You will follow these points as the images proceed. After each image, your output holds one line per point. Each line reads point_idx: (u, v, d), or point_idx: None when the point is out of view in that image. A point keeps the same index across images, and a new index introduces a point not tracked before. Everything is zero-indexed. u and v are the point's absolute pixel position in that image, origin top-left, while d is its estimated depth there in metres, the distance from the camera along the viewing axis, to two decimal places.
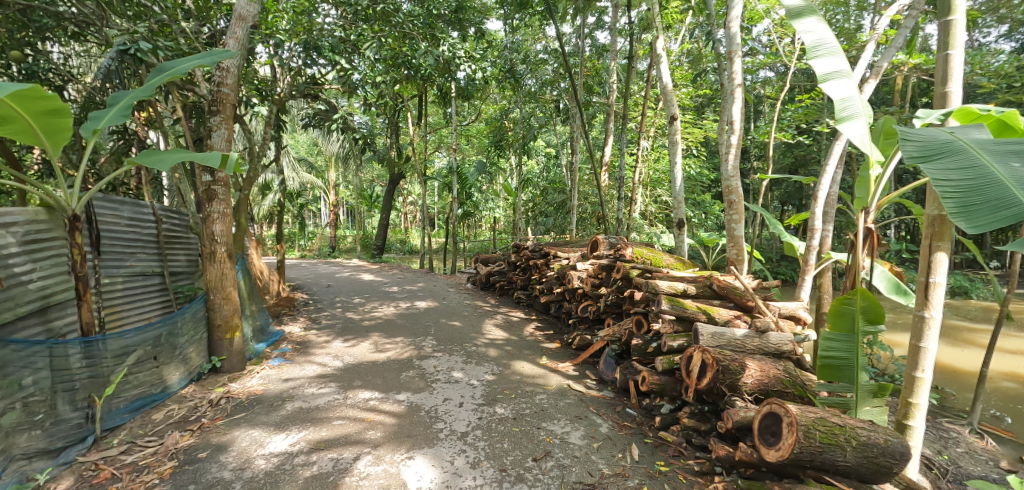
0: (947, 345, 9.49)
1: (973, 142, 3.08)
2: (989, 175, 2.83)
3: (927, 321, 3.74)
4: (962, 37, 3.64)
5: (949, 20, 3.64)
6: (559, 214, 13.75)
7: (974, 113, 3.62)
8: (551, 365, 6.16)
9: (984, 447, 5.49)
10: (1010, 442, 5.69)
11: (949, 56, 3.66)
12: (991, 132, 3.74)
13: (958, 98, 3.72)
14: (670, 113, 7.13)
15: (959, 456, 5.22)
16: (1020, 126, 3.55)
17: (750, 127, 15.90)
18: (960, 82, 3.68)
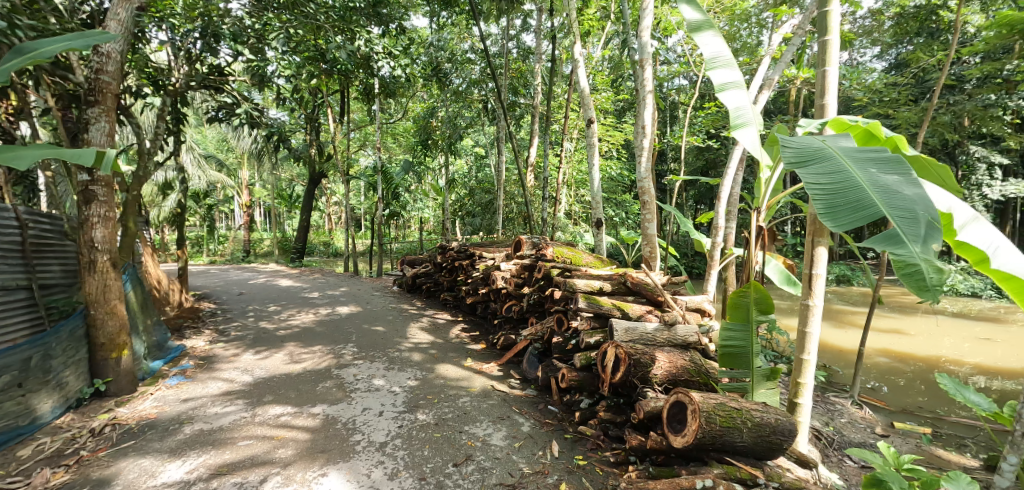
0: (834, 328, 10.55)
1: (840, 148, 3.46)
2: (853, 179, 3.19)
3: (811, 309, 4.14)
4: (837, 56, 4.06)
5: (826, 39, 4.06)
6: (486, 213, 13.79)
7: (846, 123, 4.11)
8: (475, 367, 6.18)
9: (863, 416, 6.16)
10: (883, 410, 6.44)
11: (826, 72, 4.09)
12: (859, 141, 4.21)
13: (834, 109, 4.15)
14: (588, 117, 7.35)
15: (842, 426, 5.82)
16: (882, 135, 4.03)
17: (666, 131, 16.76)
18: (835, 95, 4.11)
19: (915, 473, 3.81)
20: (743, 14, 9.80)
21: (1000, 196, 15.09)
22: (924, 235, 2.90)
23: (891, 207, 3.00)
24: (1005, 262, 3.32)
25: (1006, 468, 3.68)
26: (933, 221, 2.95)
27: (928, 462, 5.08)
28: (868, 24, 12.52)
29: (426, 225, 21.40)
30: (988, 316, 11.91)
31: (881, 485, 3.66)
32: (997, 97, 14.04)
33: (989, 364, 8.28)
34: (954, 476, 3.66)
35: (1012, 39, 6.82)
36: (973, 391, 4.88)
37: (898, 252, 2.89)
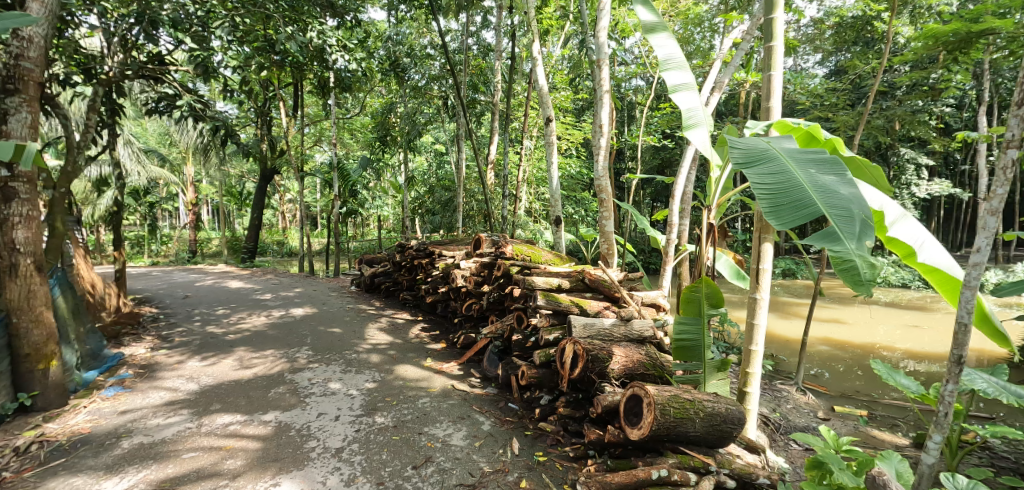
0: (781, 320, 11.03)
1: (784, 150, 3.61)
2: (795, 179, 3.34)
3: (758, 302, 4.31)
4: (781, 61, 4.24)
5: (771, 45, 4.23)
6: (446, 211, 13.67)
7: (789, 125, 4.30)
8: (435, 367, 6.12)
9: (806, 402, 6.47)
10: (825, 396, 6.79)
11: (771, 76, 4.26)
12: (801, 142, 4.40)
13: (778, 112, 4.33)
14: (547, 115, 7.37)
15: (788, 412, 6.10)
16: (821, 137, 4.23)
17: (624, 130, 17.08)
18: (779, 98, 4.29)
19: (853, 454, 3.95)
20: (696, 18, 10.09)
21: (928, 194, 16.16)
22: (859, 232, 3.05)
23: (830, 206, 3.14)
24: (929, 255, 3.59)
25: (931, 446, 3.83)
26: (867, 219, 3.11)
27: (864, 442, 5.40)
28: (810, 32, 13.13)
29: (384, 223, 21.04)
30: (918, 305, 12.75)
31: (822, 468, 3.71)
32: (925, 102, 15.01)
33: (918, 349, 8.86)
34: (887, 457, 3.92)
35: (936, 50, 7.31)
36: (902, 376, 5.17)
37: (835, 249, 3.04)
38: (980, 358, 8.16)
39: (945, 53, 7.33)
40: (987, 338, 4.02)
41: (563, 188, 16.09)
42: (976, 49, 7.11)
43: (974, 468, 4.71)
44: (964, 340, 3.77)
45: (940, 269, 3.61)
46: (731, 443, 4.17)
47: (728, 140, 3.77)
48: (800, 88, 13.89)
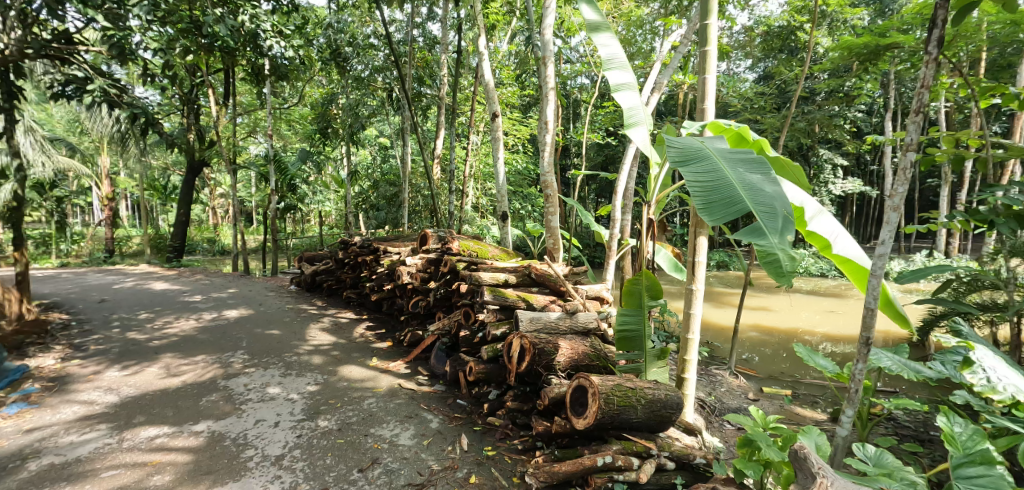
0: (716, 309, 11.57)
1: (716, 150, 3.77)
2: (726, 177, 3.48)
3: (694, 293, 4.48)
4: (715, 65, 4.43)
5: (705, 50, 4.41)
6: (392, 207, 13.38)
7: (722, 126, 4.49)
8: (381, 366, 5.98)
9: (739, 384, 6.83)
10: (755, 378, 7.18)
11: (705, 79, 4.44)
12: (733, 143, 4.61)
13: (712, 113, 4.52)
14: (493, 110, 7.32)
15: (722, 395, 6.42)
16: (751, 138, 4.43)
17: (569, 127, 17.32)
18: (713, 100, 4.48)
19: (777, 431, 4.10)
20: (638, 20, 10.36)
21: (843, 191, 17.45)
22: (781, 228, 3.23)
23: (757, 203, 3.31)
24: (843, 246, 3.83)
25: (845, 419, 4.22)
26: (789, 215, 3.29)
27: (789, 419, 5.77)
28: (741, 39, 13.81)
29: (326, 219, 20.35)
30: (836, 292, 13.74)
31: (752, 446, 3.86)
32: (842, 107, 16.17)
33: (834, 332, 9.56)
34: (806, 429, 4.05)
35: (850, 61, 7.88)
36: (820, 357, 5.50)
37: (759, 243, 3.20)
38: (886, 338, 8.93)
39: (858, 63, 7.92)
40: (892, 319, 4.31)
41: (510, 184, 16.11)
42: (884, 60, 7.73)
43: (882, 437, 5.15)
44: (871, 322, 4.07)
45: (851, 259, 3.86)
46: (670, 426, 4.32)
47: (665, 139, 3.89)
48: (732, 91, 14.57)
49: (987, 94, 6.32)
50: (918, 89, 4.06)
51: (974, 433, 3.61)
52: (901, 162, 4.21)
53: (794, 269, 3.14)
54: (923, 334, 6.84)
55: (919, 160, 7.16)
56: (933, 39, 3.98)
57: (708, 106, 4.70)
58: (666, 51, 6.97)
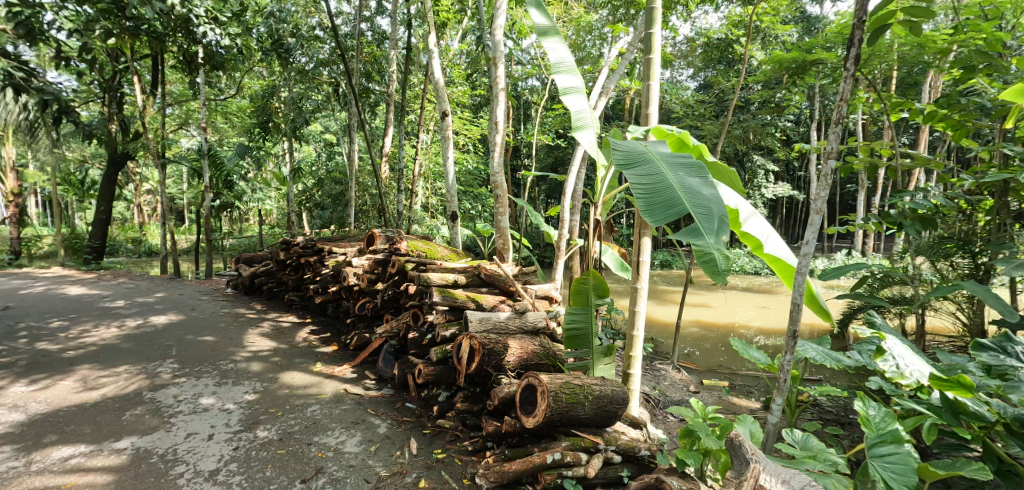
0: (659, 306, 11.94)
1: (658, 153, 3.87)
2: (667, 181, 3.57)
3: (638, 290, 4.58)
4: (658, 73, 4.56)
5: (649, 57, 4.53)
6: (338, 206, 12.77)
7: (664, 131, 4.64)
8: (325, 371, 5.77)
9: (682, 378, 7.06)
10: (697, 371, 7.46)
11: (649, 86, 4.57)
12: (675, 148, 4.75)
13: (655, 119, 4.66)
14: (442, 109, 7.21)
15: (666, 388, 6.62)
16: (691, 144, 4.58)
17: (519, 129, 17.37)
18: (656, 106, 4.62)
19: (716, 420, 4.21)
20: (587, 26, 10.53)
21: (775, 195, 18.44)
22: (716, 228, 3.33)
23: (694, 205, 3.40)
24: (775, 246, 4.01)
25: (775, 407, 4.44)
26: (723, 217, 3.41)
27: (727, 409, 6.03)
28: (683, 49, 14.32)
29: (266, 217, 19.47)
30: (769, 289, 14.51)
31: (692, 436, 3.96)
32: (774, 117, 17.11)
33: (767, 326, 10.08)
34: (741, 418, 4.24)
35: (780, 74, 8.32)
36: (754, 349, 5.75)
37: (697, 243, 3.29)
38: (812, 331, 9.53)
39: (787, 77, 8.39)
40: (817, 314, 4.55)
41: (460, 184, 15.97)
42: (811, 75, 8.23)
43: (809, 422, 5.49)
44: (799, 317, 4.29)
45: (782, 259, 4.06)
46: (617, 421, 4.39)
47: (610, 143, 3.97)
48: (675, 98, 15.06)
49: (899, 108, 6.83)
50: (837, 102, 4.33)
51: (887, 415, 3.86)
52: (823, 169, 4.50)
53: (729, 267, 3.24)
54: (843, 327, 7.33)
55: (840, 167, 7.66)
56: (851, 57, 4.26)
57: (651, 113, 4.84)
58: (612, 57, 7.13)
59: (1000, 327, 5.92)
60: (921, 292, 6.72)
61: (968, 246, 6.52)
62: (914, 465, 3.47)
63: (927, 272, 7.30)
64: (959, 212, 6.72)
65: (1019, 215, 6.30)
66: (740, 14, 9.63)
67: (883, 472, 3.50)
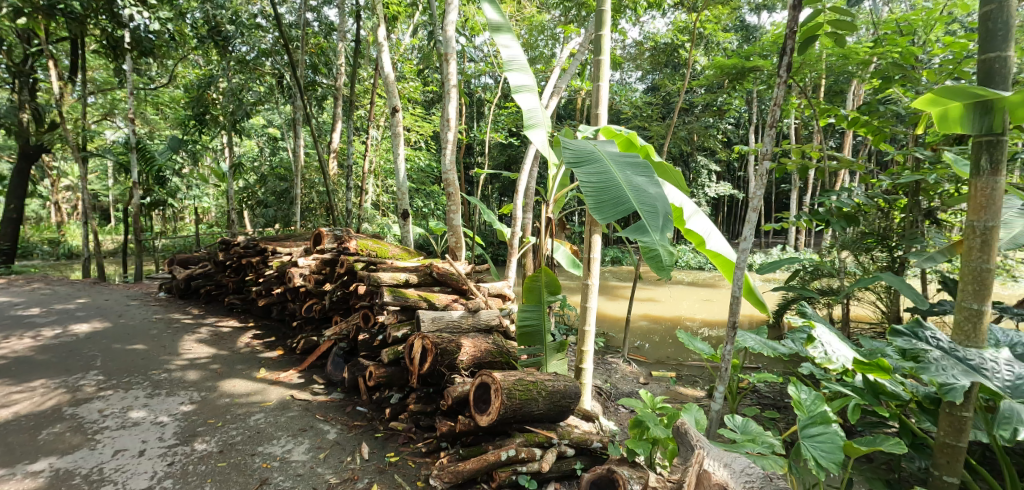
0: (609, 301, 12.19)
1: (607, 153, 3.91)
2: (615, 178, 3.60)
3: (589, 287, 4.63)
4: (608, 74, 4.64)
5: (600, 58, 4.58)
6: (283, 203, 12.14)
7: (613, 131, 4.71)
8: (270, 377, 5.53)
9: (632, 370, 7.23)
10: (646, 364, 7.66)
11: (599, 87, 4.64)
12: (624, 148, 4.84)
13: (604, 119, 4.73)
14: (392, 105, 7.03)
15: (617, 381, 6.76)
16: (639, 144, 4.68)
17: (472, 127, 17.30)
18: (606, 106, 4.68)
19: (664, 409, 4.31)
20: (539, 25, 10.57)
21: (717, 194, 19.24)
22: (662, 225, 3.37)
23: (640, 202, 3.43)
24: (717, 243, 4.15)
25: (717, 395, 4.60)
26: (668, 215, 3.47)
27: (674, 398, 6.22)
28: (632, 52, 14.63)
29: (203, 216, 18.48)
30: (712, 283, 15.13)
31: (641, 425, 4.02)
32: (716, 119, 17.83)
33: (711, 318, 10.50)
34: (687, 406, 4.33)
35: (722, 79, 8.63)
36: (698, 340, 5.94)
37: (643, 240, 3.32)
38: (751, 321, 10.01)
39: (728, 82, 8.74)
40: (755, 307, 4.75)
41: (411, 181, 15.70)
42: (749, 80, 8.61)
43: (749, 408, 5.75)
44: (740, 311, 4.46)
45: (724, 255, 4.22)
46: (570, 415, 4.43)
47: (561, 142, 4.00)
48: (624, 99, 15.38)
49: (828, 114, 7.24)
50: (772, 107, 4.54)
51: (818, 398, 4.01)
52: (759, 169, 4.71)
53: (672, 263, 3.33)
54: (777, 317, 7.74)
55: (775, 168, 8.05)
56: (783, 64, 4.46)
57: (600, 112, 4.89)
58: (563, 57, 7.19)
59: (915, 314, 6.40)
60: (847, 283, 7.17)
61: (887, 241, 7.02)
62: (840, 443, 3.60)
63: (850, 264, 7.79)
64: (880, 210, 7.21)
65: (930, 213, 6.83)
66: (685, 21, 9.95)
67: (814, 451, 3.61)
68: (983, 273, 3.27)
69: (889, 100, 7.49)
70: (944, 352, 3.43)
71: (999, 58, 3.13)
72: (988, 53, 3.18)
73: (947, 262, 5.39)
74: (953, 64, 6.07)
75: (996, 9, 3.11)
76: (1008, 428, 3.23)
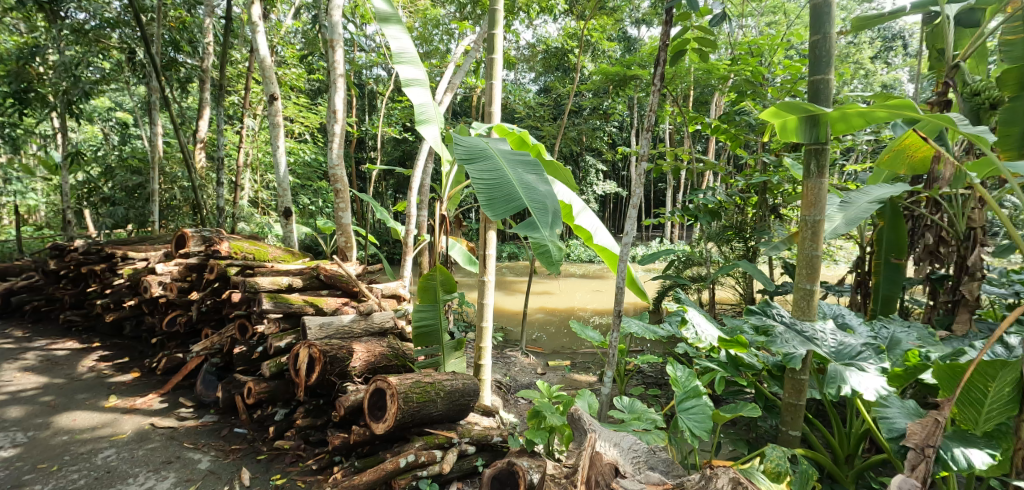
0: (506, 296, 12.33)
1: (498, 150, 3.86)
2: (505, 176, 3.52)
3: (485, 283, 4.58)
4: (500, 74, 4.63)
5: (493, 57, 4.55)
6: (137, 201, 10.72)
7: (506, 129, 4.70)
8: (124, 404, 4.82)
9: (529, 362, 7.33)
10: (543, 355, 7.82)
11: (492, 85, 4.62)
12: (517, 146, 4.85)
13: (498, 117, 4.73)
14: (269, 92, 6.40)
15: (516, 373, 6.82)
16: (531, 143, 4.71)
17: (363, 121, 16.56)
18: (498, 104, 4.66)
19: (560, 397, 4.34)
20: (434, 19, 10.36)
21: (604, 192, 20.35)
22: (551, 221, 3.32)
23: (531, 198, 3.37)
24: (603, 238, 4.28)
25: (607, 379, 4.76)
26: (558, 211, 3.40)
27: (569, 386, 6.40)
28: (526, 53, 14.83)
29: (32, 216, 15.73)
30: (600, 275, 15.97)
31: (539, 416, 4.03)
32: (602, 123, 18.81)
33: (601, 308, 11.02)
34: (581, 392, 4.35)
35: (607, 84, 9.02)
36: (588, 329, 6.07)
37: (533, 236, 3.24)
38: (636, 309, 10.68)
39: (612, 88, 9.17)
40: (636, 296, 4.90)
41: (296, 177, 14.68)
42: (630, 87, 9.11)
43: (635, 388, 6.10)
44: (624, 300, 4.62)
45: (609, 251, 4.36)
46: (469, 412, 4.36)
47: (452, 139, 3.90)
48: (518, 99, 15.66)
49: (696, 122, 7.87)
50: (649, 112, 4.80)
51: (690, 373, 4.22)
52: (639, 170, 5.00)
53: (562, 258, 3.27)
54: (655, 304, 8.29)
55: (654, 168, 8.59)
56: (658, 73, 4.69)
57: (494, 110, 4.85)
58: (456, 53, 7.06)
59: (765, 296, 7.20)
60: (712, 271, 7.87)
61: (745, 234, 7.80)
62: (709, 413, 3.85)
63: (714, 253, 8.57)
64: (736, 206, 7.98)
65: (775, 209, 7.73)
66: (574, 27, 10.26)
67: (687, 422, 3.83)
68: (813, 260, 3.28)
69: (744, 111, 8.32)
70: (787, 327, 3.58)
71: (824, 81, 3.20)
72: (815, 75, 3.23)
73: (790, 251, 6.08)
74: (791, 83, 6.88)
75: (822, 38, 3.11)
76: (833, 385, 3.25)
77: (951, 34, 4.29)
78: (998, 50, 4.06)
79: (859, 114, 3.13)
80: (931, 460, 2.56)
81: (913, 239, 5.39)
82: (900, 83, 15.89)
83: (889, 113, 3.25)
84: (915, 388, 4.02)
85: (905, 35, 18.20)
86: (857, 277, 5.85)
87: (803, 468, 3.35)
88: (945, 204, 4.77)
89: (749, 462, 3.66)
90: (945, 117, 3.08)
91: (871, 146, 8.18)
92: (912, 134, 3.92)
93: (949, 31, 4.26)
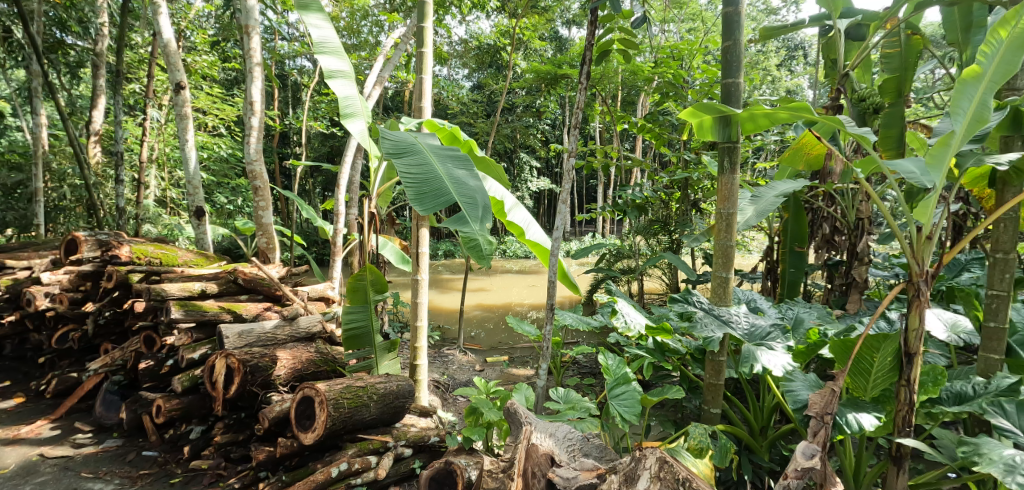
0: (441, 294, 12.15)
1: (427, 145, 3.75)
2: (433, 171, 3.41)
3: (418, 282, 4.46)
4: (429, 68, 4.48)
5: (422, 50, 4.40)
6: (16, 201, 9.55)
7: (435, 124, 4.58)
8: (5, 435, 4.29)
9: (467, 359, 7.26)
10: (479, 351, 7.76)
11: (421, 79, 4.48)
12: (446, 142, 4.74)
13: (427, 111, 4.60)
14: (175, 80, 5.85)
15: (452, 371, 6.72)
16: (460, 138, 4.61)
17: (285, 113, 15.67)
18: (427, 97, 4.51)
19: (497, 393, 4.28)
20: (362, 10, 9.97)
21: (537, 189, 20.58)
22: (481, 216, 3.23)
23: (460, 194, 3.28)
24: (535, 234, 4.26)
25: (542, 372, 4.76)
26: (488, 206, 3.34)
27: (507, 381, 6.41)
28: (459, 49, 14.65)
29: None
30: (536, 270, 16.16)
31: (475, 412, 3.96)
32: (534, 121, 18.99)
33: (536, 302, 11.13)
34: (518, 387, 4.33)
35: (539, 82, 9.02)
36: (525, 323, 6.04)
37: (463, 231, 3.16)
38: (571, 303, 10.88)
39: (544, 86, 9.21)
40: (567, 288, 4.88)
41: (211, 174, 13.70)
42: (562, 86, 9.21)
43: (570, 379, 6.19)
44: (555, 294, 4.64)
45: (541, 245, 4.34)
46: (405, 414, 4.21)
47: (378, 132, 3.75)
48: (451, 95, 15.44)
49: (623, 121, 8.05)
50: (577, 108, 4.84)
51: (621, 360, 4.29)
52: (569, 166, 5.04)
53: (492, 252, 3.22)
54: (588, 296, 8.44)
55: (585, 165, 8.73)
56: (584, 72, 4.68)
57: (424, 104, 4.73)
58: (385, 45, 6.78)
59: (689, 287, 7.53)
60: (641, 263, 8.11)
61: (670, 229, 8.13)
62: (638, 398, 3.92)
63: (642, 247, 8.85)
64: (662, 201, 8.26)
65: (696, 204, 8.11)
66: (506, 24, 10.22)
67: (618, 409, 3.87)
68: (727, 250, 3.42)
69: (668, 111, 8.63)
70: (706, 312, 3.70)
71: (735, 84, 3.31)
72: (727, 78, 3.35)
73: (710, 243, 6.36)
74: (708, 86, 7.21)
75: (733, 44, 3.24)
76: (746, 364, 3.38)
77: (842, 46, 4.59)
78: (880, 61, 4.66)
79: (766, 115, 3.25)
80: (830, 426, 2.54)
81: (811, 229, 5.78)
82: (802, 89, 17.31)
83: (791, 115, 3.29)
84: (817, 363, 4.34)
85: (805, 45, 19.81)
86: (767, 264, 6.26)
87: (721, 443, 3.51)
88: (838, 198, 5.15)
89: (674, 442, 3.78)
90: (836, 118, 3.11)
91: (779, 144, 8.78)
92: (809, 134, 4.20)
93: (840, 43, 4.58)
